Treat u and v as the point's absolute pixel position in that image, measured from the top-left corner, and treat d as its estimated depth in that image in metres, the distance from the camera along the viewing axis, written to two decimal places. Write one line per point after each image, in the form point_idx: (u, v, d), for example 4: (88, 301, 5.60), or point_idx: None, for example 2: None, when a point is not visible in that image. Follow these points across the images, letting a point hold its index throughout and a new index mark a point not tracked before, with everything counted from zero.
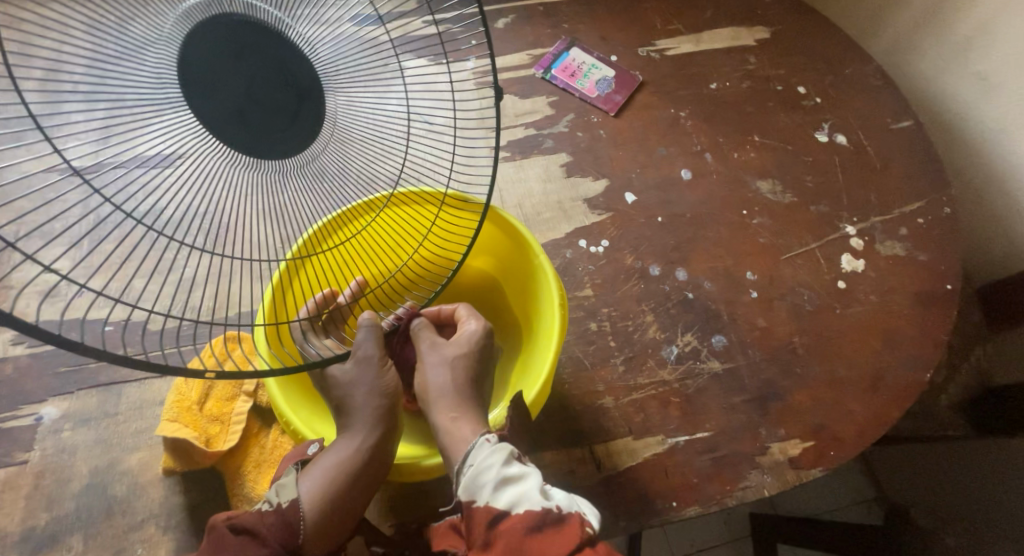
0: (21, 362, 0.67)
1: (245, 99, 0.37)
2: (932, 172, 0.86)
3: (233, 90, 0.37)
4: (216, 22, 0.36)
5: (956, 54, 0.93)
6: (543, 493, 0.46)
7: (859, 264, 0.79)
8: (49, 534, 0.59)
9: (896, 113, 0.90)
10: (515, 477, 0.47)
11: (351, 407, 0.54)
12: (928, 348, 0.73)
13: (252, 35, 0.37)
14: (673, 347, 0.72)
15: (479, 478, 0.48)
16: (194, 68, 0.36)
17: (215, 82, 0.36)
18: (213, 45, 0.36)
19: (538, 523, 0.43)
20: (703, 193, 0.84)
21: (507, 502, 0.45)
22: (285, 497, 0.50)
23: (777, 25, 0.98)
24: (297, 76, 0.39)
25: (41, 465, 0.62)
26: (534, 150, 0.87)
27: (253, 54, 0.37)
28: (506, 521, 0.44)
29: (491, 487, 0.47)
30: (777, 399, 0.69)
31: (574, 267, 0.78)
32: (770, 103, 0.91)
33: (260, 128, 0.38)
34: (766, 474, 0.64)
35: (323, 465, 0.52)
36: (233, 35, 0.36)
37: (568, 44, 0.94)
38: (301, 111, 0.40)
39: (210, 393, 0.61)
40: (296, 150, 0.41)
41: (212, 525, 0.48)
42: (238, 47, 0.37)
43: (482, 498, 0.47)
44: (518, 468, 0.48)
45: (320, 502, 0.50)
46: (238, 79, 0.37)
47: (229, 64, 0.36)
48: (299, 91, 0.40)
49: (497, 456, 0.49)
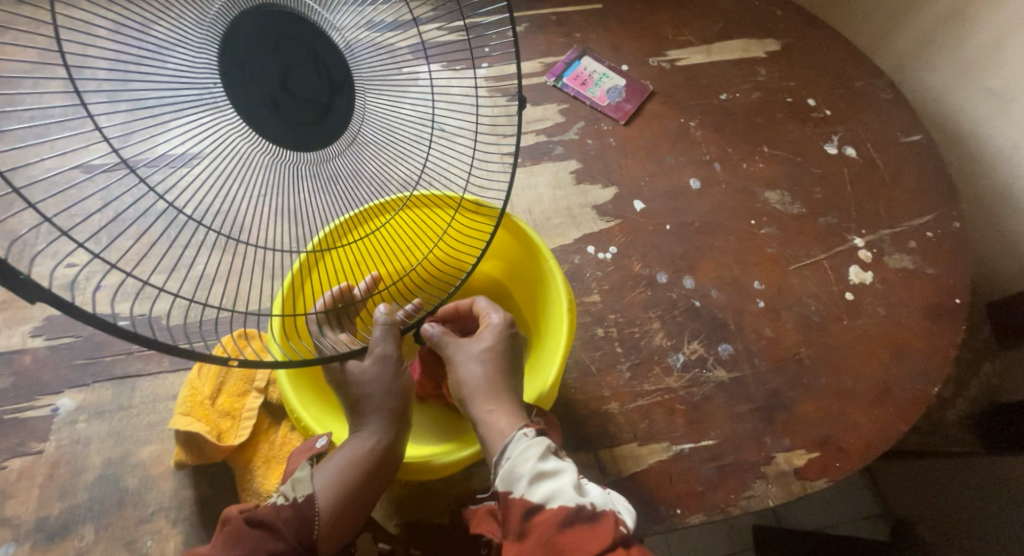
0: (39, 353, 0.69)
1: (279, 90, 0.39)
2: (942, 186, 0.86)
3: (268, 80, 0.38)
4: (257, 14, 0.37)
5: (968, 69, 0.93)
6: (578, 490, 0.46)
7: (867, 276, 0.79)
8: (62, 524, 0.60)
9: (906, 127, 0.90)
10: (551, 472, 0.47)
11: (361, 406, 0.55)
12: (936, 361, 0.73)
13: (289, 28, 0.38)
14: (679, 354, 0.73)
15: (516, 470, 0.47)
16: (235, 58, 0.37)
17: (253, 72, 0.38)
18: (251, 36, 0.37)
19: (574, 518, 0.44)
20: (711, 203, 0.84)
21: (542, 496, 0.46)
22: (300, 492, 0.51)
23: (788, 37, 0.98)
24: (331, 70, 0.41)
25: (56, 455, 0.63)
26: (544, 157, 0.88)
27: (288, 46, 0.39)
28: (539, 515, 0.45)
29: (527, 480, 0.47)
30: (783, 409, 0.69)
31: (582, 272, 0.79)
32: (779, 114, 0.92)
33: (292, 119, 0.40)
34: (771, 484, 0.64)
35: (337, 461, 0.53)
36: (272, 25, 0.38)
37: (580, 52, 0.95)
38: (332, 104, 0.42)
39: (222, 388, 0.62)
40: (325, 142, 0.42)
41: (226, 518, 0.50)
42: (276, 38, 0.38)
43: (517, 490, 0.47)
44: (553, 463, 0.48)
45: (334, 498, 0.51)
46: (274, 70, 0.38)
47: (266, 54, 0.38)
48: (331, 85, 0.41)
49: (537, 449, 0.48)
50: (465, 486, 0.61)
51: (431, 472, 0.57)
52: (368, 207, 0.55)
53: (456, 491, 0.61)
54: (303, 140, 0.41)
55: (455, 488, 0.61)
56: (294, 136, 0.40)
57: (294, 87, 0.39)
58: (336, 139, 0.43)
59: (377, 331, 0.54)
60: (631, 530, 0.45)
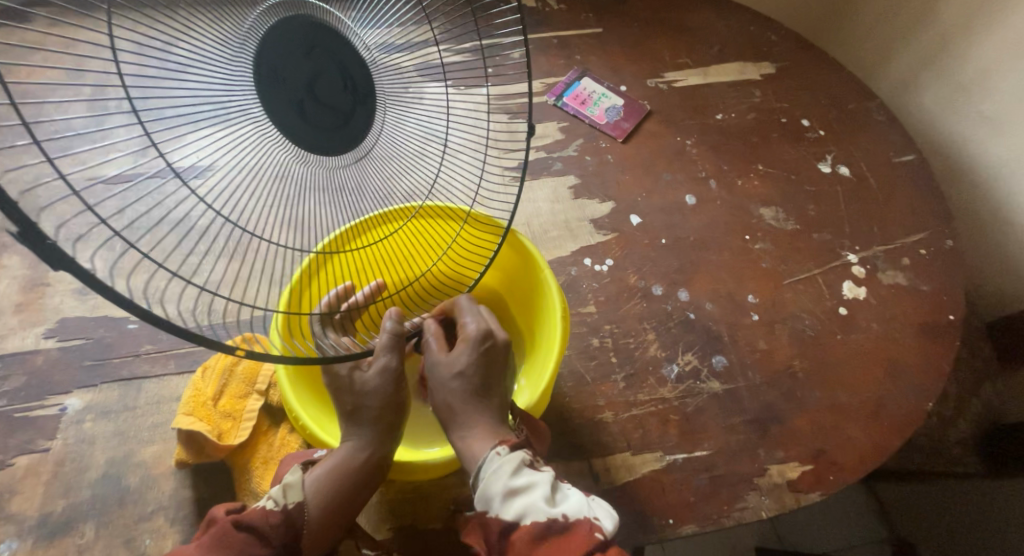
0: (51, 354, 0.71)
1: (306, 94, 0.42)
2: (935, 206, 0.87)
3: (298, 84, 0.41)
4: (290, 24, 0.41)
5: (960, 93, 0.96)
6: (551, 502, 0.47)
7: (861, 292, 0.80)
8: (63, 521, 0.61)
9: (899, 148, 0.92)
10: (523, 488, 0.48)
11: (358, 415, 0.56)
12: (930, 377, 0.73)
13: (322, 38, 0.42)
14: (673, 366, 0.74)
15: (488, 493, 0.48)
16: (266, 63, 0.40)
17: (282, 74, 0.41)
18: (283, 43, 0.41)
19: (547, 533, 0.45)
20: (706, 218, 0.86)
21: (515, 513, 0.47)
22: (291, 498, 0.52)
23: (783, 61, 1.01)
24: (356, 81, 0.45)
25: (62, 453, 0.65)
26: (543, 172, 0.90)
27: (320, 56, 0.42)
28: (515, 533, 0.46)
29: (499, 499, 0.48)
30: (777, 422, 0.70)
31: (578, 284, 0.80)
32: (773, 134, 0.94)
33: (316, 123, 0.43)
34: (764, 496, 0.64)
35: (328, 467, 0.54)
36: (307, 34, 0.42)
37: (579, 74, 0.98)
38: (352, 114, 0.45)
39: (224, 389, 0.64)
40: (341, 146, 0.46)
41: (212, 520, 0.50)
42: (309, 47, 0.42)
43: (492, 509, 0.48)
44: (526, 478, 0.49)
45: (322, 504, 0.52)
46: (302, 74, 0.42)
47: (297, 60, 0.41)
48: (356, 95, 0.45)
49: (506, 467, 0.49)
50: (458, 490, 0.62)
51: (424, 473, 0.58)
52: (370, 216, 0.56)
53: (449, 496, 0.62)
54: (325, 144, 0.44)
55: (447, 493, 0.62)
56: (316, 139, 0.44)
57: (320, 94, 0.43)
58: (352, 147, 0.47)
59: (382, 340, 0.54)
60: (610, 533, 0.45)
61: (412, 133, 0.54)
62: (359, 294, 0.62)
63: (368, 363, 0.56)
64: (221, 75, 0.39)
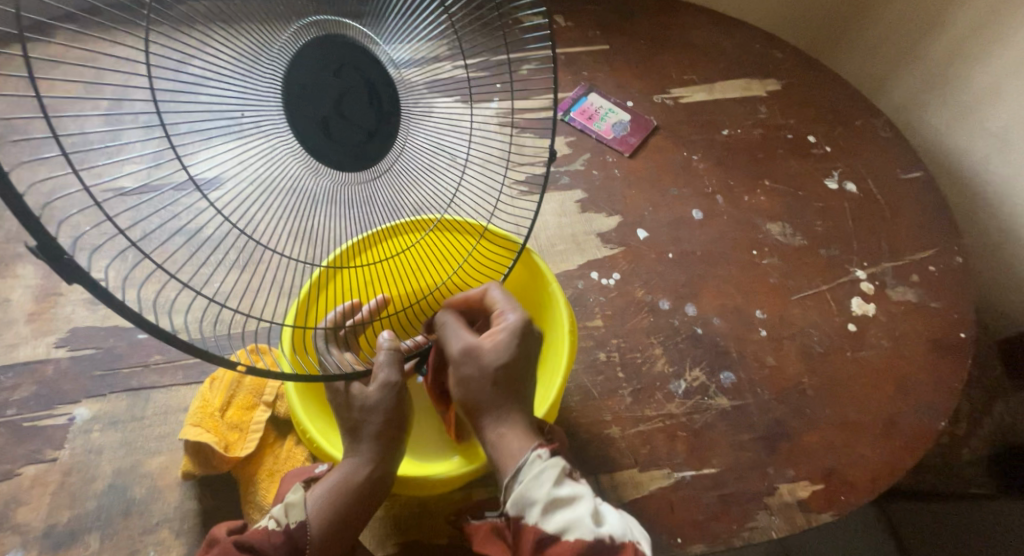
0: (61, 364, 0.71)
1: (331, 111, 0.43)
2: (944, 223, 0.87)
3: (324, 101, 0.43)
4: (321, 45, 0.42)
5: (967, 112, 0.96)
6: (595, 519, 0.47)
7: (870, 308, 0.80)
8: (69, 532, 0.61)
9: (906, 165, 0.93)
10: (567, 501, 0.48)
11: (356, 431, 0.55)
12: (943, 396, 0.72)
13: (351, 57, 0.43)
14: (681, 381, 0.73)
15: (526, 501, 0.48)
16: (297, 84, 0.41)
17: (308, 93, 0.42)
18: (313, 61, 0.42)
19: (591, 551, 0.45)
20: (713, 232, 0.86)
21: (558, 526, 0.47)
22: (293, 518, 0.52)
23: (789, 78, 1.02)
24: (382, 100, 0.46)
25: (69, 463, 0.65)
26: (551, 186, 0.90)
27: (348, 73, 0.43)
28: (554, 546, 0.46)
29: (541, 508, 0.48)
30: (787, 439, 0.69)
31: (585, 297, 0.80)
32: (779, 150, 0.94)
33: (339, 139, 0.44)
34: (774, 515, 0.63)
35: (331, 484, 0.53)
36: (337, 53, 0.43)
37: (587, 89, 0.99)
38: (377, 130, 0.46)
39: (232, 400, 0.64)
40: (363, 163, 0.47)
41: (215, 539, 0.50)
42: (338, 66, 0.43)
43: (530, 517, 0.48)
44: (569, 490, 0.49)
45: (323, 525, 0.51)
46: (331, 90, 0.43)
47: (327, 79, 0.43)
48: (380, 114, 0.46)
49: (550, 476, 0.49)
50: (464, 505, 0.62)
51: (432, 489, 0.57)
52: (382, 230, 0.57)
53: (455, 514, 0.61)
54: (345, 161, 0.45)
55: (455, 508, 0.62)
56: (339, 153, 0.45)
57: (346, 112, 0.44)
58: (373, 164, 0.48)
59: (381, 357, 0.54)
60: None
61: (425, 149, 0.54)
62: (366, 308, 0.61)
63: (369, 378, 0.54)
64: (243, 87, 0.40)
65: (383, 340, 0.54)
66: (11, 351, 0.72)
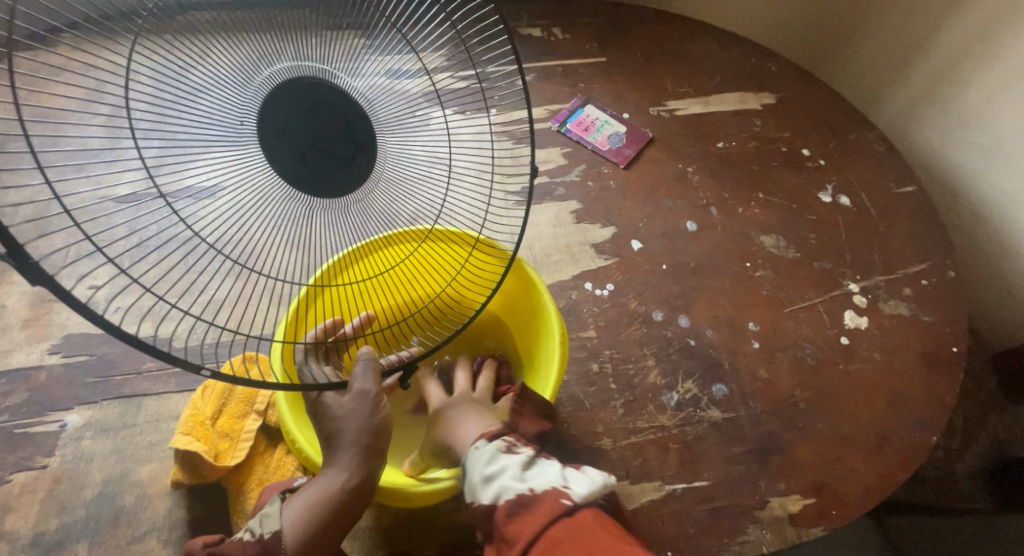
0: (54, 370, 0.71)
1: (308, 146, 0.44)
2: (936, 237, 0.87)
3: (300, 138, 0.43)
4: (297, 79, 0.43)
5: (960, 126, 0.96)
6: (520, 478, 0.51)
7: (863, 321, 0.80)
8: (57, 540, 0.61)
9: (899, 179, 0.93)
10: (494, 473, 0.52)
11: (335, 442, 0.54)
12: (935, 410, 0.72)
13: (323, 93, 0.43)
14: (674, 393, 0.73)
15: (474, 481, 0.53)
16: (271, 119, 0.42)
17: (283, 132, 0.43)
18: (285, 100, 0.42)
19: (519, 505, 0.48)
20: (707, 244, 0.87)
21: (491, 496, 0.50)
22: (267, 527, 0.52)
23: (784, 92, 1.03)
24: (357, 131, 0.46)
25: (59, 471, 0.65)
26: (546, 197, 0.91)
27: (325, 112, 0.44)
28: (499, 514, 0.49)
29: (479, 486, 0.52)
30: (778, 452, 0.69)
31: (578, 308, 0.81)
32: (773, 163, 0.95)
33: (314, 172, 0.45)
34: (765, 529, 0.63)
35: (309, 495, 0.52)
36: (308, 91, 0.43)
37: (583, 101, 1.00)
38: (354, 159, 0.47)
39: (223, 409, 0.64)
40: (340, 193, 0.47)
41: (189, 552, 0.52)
42: (310, 103, 0.43)
43: (476, 497, 0.52)
44: (497, 463, 0.53)
45: (299, 536, 0.51)
46: (303, 129, 0.43)
47: (299, 117, 0.43)
48: (357, 143, 0.46)
49: (482, 458, 0.55)
50: (453, 518, 0.61)
51: (416, 500, 0.56)
52: (371, 241, 0.57)
53: (442, 527, 0.61)
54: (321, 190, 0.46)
55: (443, 521, 0.61)
56: (314, 185, 0.45)
57: (321, 144, 0.44)
58: (352, 191, 0.48)
59: (359, 367, 0.53)
60: (578, 500, 0.47)
61: (415, 162, 0.55)
62: (350, 325, 0.62)
63: (344, 389, 0.53)
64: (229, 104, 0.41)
65: (362, 351, 0.54)
66: (4, 357, 0.72)
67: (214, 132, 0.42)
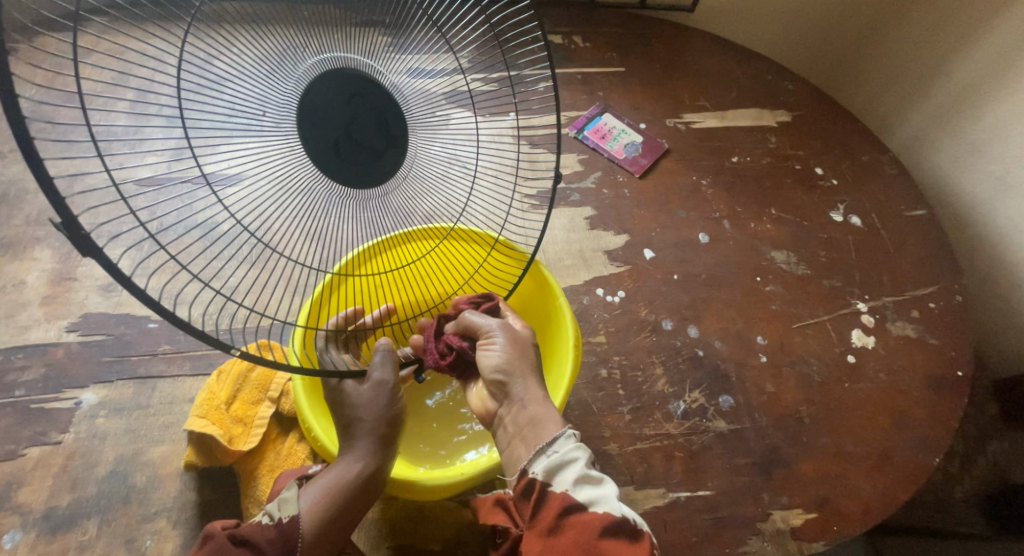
0: (71, 348, 0.72)
1: (342, 135, 0.45)
2: (945, 260, 0.88)
3: (335, 125, 0.44)
4: (335, 74, 0.44)
5: (971, 153, 0.97)
6: (582, 485, 0.46)
7: (869, 340, 0.81)
8: (68, 516, 0.61)
9: (910, 203, 0.94)
10: (567, 464, 0.47)
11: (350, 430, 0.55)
12: (938, 433, 0.73)
13: (362, 86, 0.45)
14: (681, 402, 0.74)
15: (561, 467, 0.47)
16: (310, 108, 0.43)
17: (321, 119, 0.44)
18: (325, 91, 0.44)
19: (572, 508, 0.44)
20: (719, 256, 0.88)
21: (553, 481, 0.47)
22: (285, 513, 0.51)
23: (800, 110, 1.04)
24: (390, 124, 0.48)
25: (73, 447, 0.65)
26: (561, 202, 0.92)
27: (359, 102, 0.45)
28: (581, 515, 0.44)
29: (544, 465, 0.47)
30: (782, 466, 0.70)
31: (589, 313, 0.81)
32: (787, 179, 0.96)
33: (348, 160, 0.46)
34: (767, 541, 0.64)
35: (325, 482, 0.53)
36: (348, 84, 0.45)
37: (601, 109, 1.01)
38: (385, 153, 0.48)
39: (237, 394, 0.64)
40: (371, 183, 0.48)
41: (209, 534, 0.49)
42: (350, 94, 0.45)
43: (532, 470, 0.48)
44: (570, 462, 0.48)
45: (316, 520, 0.51)
46: (341, 117, 0.45)
47: (339, 107, 0.44)
48: (389, 137, 0.48)
49: (558, 445, 0.49)
50: (459, 513, 0.62)
51: (424, 494, 0.56)
52: (393, 237, 0.58)
53: (450, 520, 0.62)
54: (351, 177, 0.47)
55: (449, 515, 0.62)
56: (346, 173, 0.46)
57: (355, 135, 0.46)
58: (381, 183, 0.49)
59: (376, 357, 0.55)
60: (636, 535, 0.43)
61: (437, 161, 0.56)
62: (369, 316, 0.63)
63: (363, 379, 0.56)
64: (260, 93, 0.42)
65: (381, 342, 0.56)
66: (23, 333, 0.73)
67: (245, 120, 0.42)
